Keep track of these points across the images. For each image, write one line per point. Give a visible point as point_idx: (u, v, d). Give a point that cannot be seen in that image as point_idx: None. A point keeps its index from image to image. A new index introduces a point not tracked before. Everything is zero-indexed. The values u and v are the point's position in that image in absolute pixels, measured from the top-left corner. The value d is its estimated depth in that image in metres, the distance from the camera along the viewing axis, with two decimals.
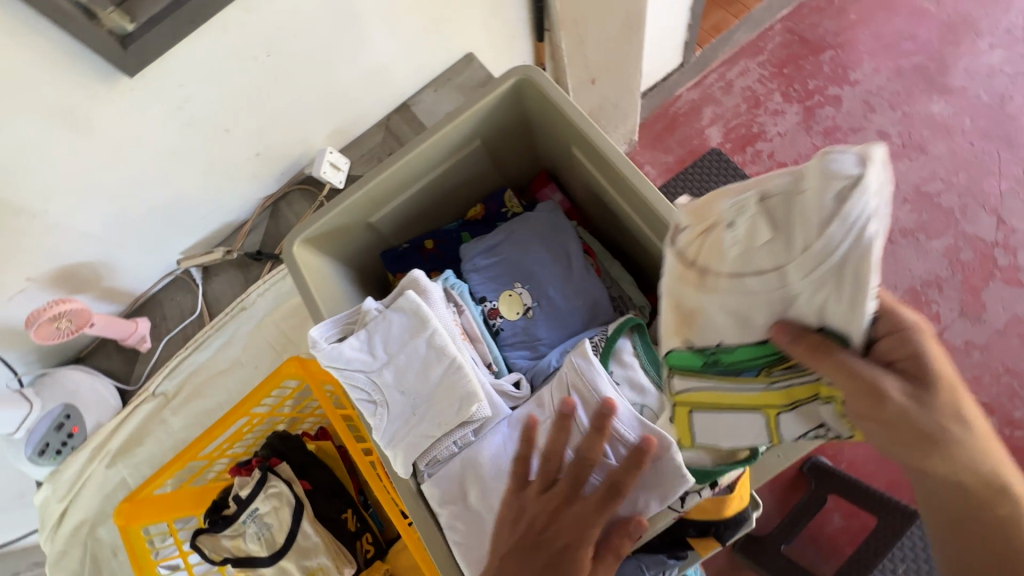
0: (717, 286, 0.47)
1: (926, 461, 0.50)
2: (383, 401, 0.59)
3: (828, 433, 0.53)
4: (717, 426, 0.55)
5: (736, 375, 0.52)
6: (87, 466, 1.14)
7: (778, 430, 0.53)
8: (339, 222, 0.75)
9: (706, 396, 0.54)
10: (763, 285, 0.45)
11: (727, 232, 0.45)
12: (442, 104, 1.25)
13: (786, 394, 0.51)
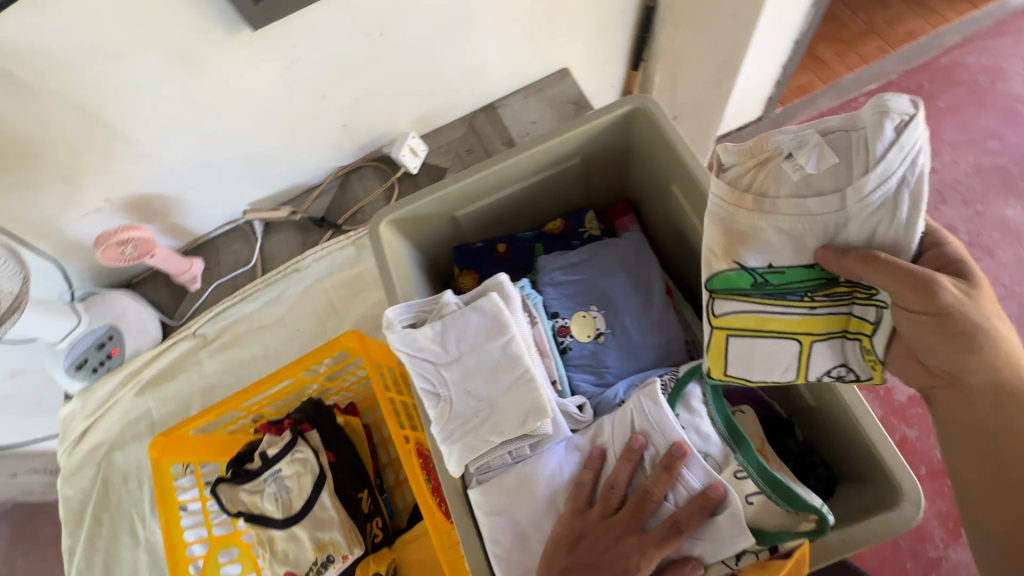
0: (781, 204, 0.50)
1: (967, 375, 0.50)
2: (447, 396, 0.59)
3: (847, 373, 0.56)
4: (752, 352, 0.57)
5: (781, 299, 0.55)
6: (118, 390, 1.16)
7: (805, 363, 0.57)
8: (427, 210, 0.75)
9: (746, 320, 0.56)
10: (827, 203, 0.49)
11: (793, 160, 0.50)
12: (528, 111, 1.26)
13: (824, 321, 0.55)
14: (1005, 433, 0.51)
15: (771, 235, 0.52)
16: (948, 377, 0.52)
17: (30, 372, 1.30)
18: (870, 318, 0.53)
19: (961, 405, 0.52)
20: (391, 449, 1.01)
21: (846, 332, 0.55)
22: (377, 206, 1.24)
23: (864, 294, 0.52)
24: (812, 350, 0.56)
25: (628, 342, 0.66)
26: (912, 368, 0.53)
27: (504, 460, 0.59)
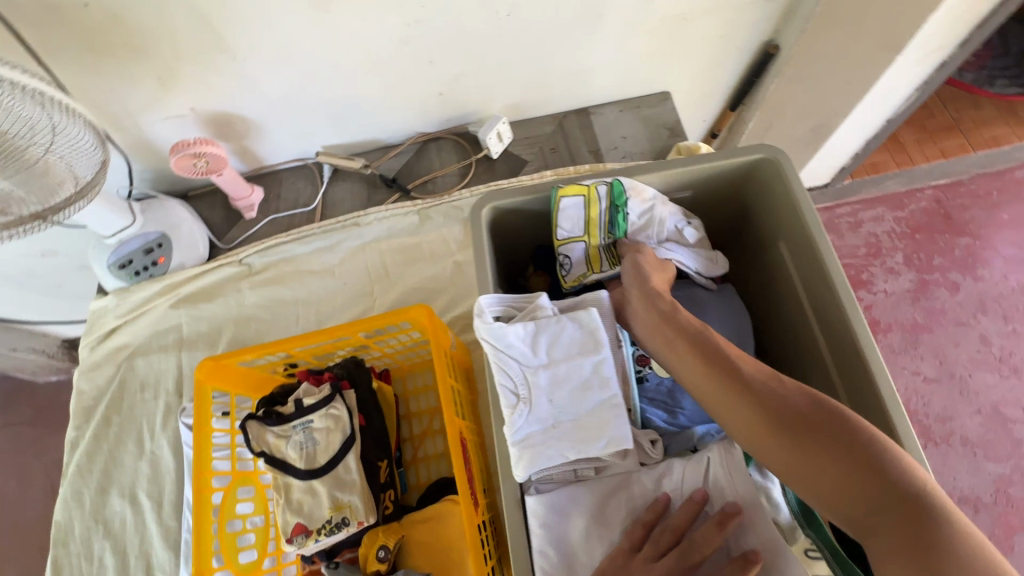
0: (664, 211, 0.72)
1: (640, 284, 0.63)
2: (527, 399, 0.58)
3: (565, 267, 0.73)
4: (574, 208, 0.70)
5: (611, 218, 0.71)
6: (154, 298, 1.14)
7: (566, 238, 0.71)
8: (529, 205, 0.74)
9: (593, 207, 0.71)
10: (667, 231, 0.72)
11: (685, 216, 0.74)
12: (620, 125, 1.24)
13: (598, 245, 0.72)
14: (667, 316, 0.59)
15: (647, 213, 0.72)
16: (629, 298, 0.64)
17: (63, 257, 1.29)
18: (603, 264, 0.72)
19: (638, 312, 0.62)
20: (414, 425, 1.01)
21: (591, 256, 0.72)
22: (449, 181, 1.22)
23: (613, 261, 0.72)
24: (576, 238, 0.71)
25: None
26: (619, 304, 0.65)
27: (567, 476, 0.58)
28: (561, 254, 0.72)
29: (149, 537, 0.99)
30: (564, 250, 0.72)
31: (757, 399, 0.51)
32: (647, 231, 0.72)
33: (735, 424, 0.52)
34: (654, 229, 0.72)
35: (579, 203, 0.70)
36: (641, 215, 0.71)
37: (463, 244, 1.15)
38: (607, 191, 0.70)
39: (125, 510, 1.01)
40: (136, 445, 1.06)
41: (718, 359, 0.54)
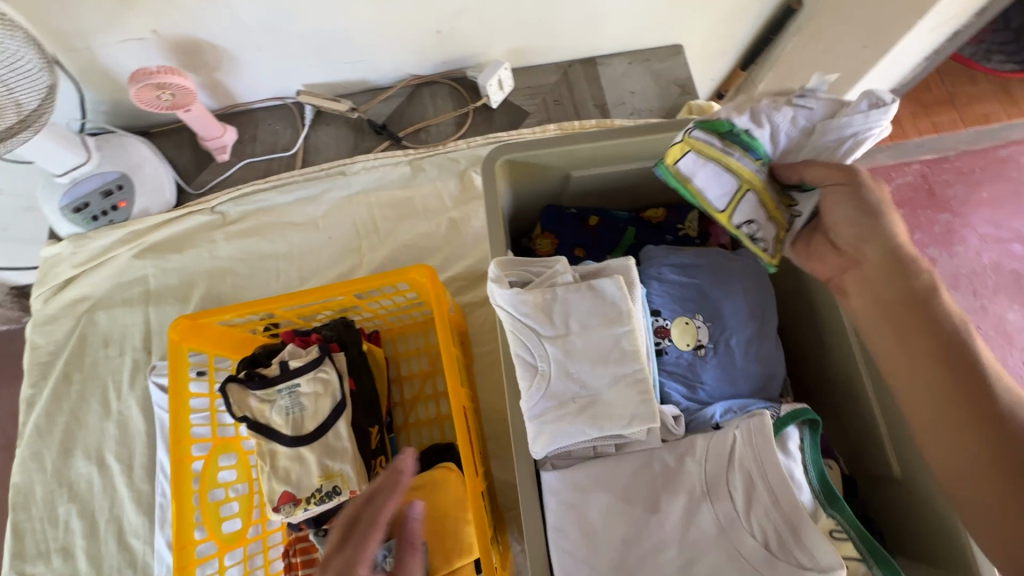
0: (776, 108, 0.56)
1: (868, 246, 0.51)
2: (546, 371, 0.53)
3: (758, 238, 0.59)
4: (704, 172, 0.58)
5: (746, 149, 0.57)
6: (116, 246, 1.04)
7: (732, 204, 0.58)
8: (546, 160, 0.67)
9: (714, 154, 0.57)
10: (800, 124, 0.56)
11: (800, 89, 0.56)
12: (628, 79, 1.17)
13: (756, 178, 0.57)
14: (909, 299, 0.49)
15: (760, 121, 0.57)
16: (856, 257, 0.52)
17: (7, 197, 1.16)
18: (782, 212, 0.59)
19: (864, 279, 0.52)
20: (405, 390, 0.96)
21: (767, 206, 0.58)
22: (443, 130, 1.14)
23: (785, 199, 0.59)
24: (745, 198, 0.58)
25: (729, 363, 0.61)
26: (828, 253, 0.55)
27: (585, 452, 0.55)
28: (739, 225, 0.59)
29: (119, 502, 0.93)
30: (740, 220, 0.58)
31: (1003, 441, 0.42)
32: (787, 140, 0.57)
33: (959, 459, 0.44)
34: (788, 133, 0.57)
35: (696, 160, 0.58)
36: (757, 125, 0.57)
37: (459, 200, 1.07)
38: (702, 131, 0.58)
39: (92, 472, 0.94)
40: (101, 405, 0.98)
41: (972, 375, 0.45)
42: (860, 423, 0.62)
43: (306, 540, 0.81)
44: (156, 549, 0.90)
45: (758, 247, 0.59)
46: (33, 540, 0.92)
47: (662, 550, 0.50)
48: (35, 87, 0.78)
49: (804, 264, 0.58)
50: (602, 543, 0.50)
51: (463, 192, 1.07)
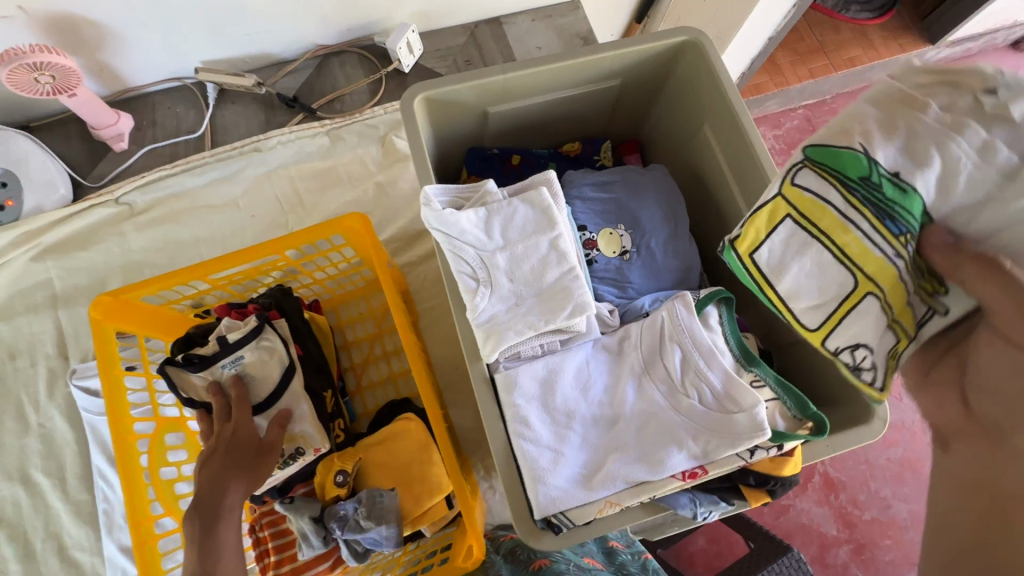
0: (954, 138, 0.37)
1: (1007, 435, 0.36)
2: (487, 281, 0.57)
3: (867, 370, 0.45)
4: (800, 249, 0.44)
5: (876, 220, 0.41)
6: (9, 250, 0.96)
7: (830, 319, 0.45)
8: (465, 96, 0.70)
9: (826, 226, 0.43)
10: (999, 163, 0.36)
11: (1000, 95, 0.36)
12: (534, 36, 1.21)
13: (879, 274, 0.42)
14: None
15: (926, 154, 0.38)
16: (992, 429, 0.37)
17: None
18: (915, 308, 0.43)
19: (978, 443, 0.38)
20: (354, 354, 0.96)
21: (893, 321, 0.44)
22: (357, 99, 1.13)
23: (928, 284, 0.42)
24: (857, 307, 0.43)
25: (652, 262, 0.68)
26: (951, 395, 0.40)
27: (534, 352, 0.58)
28: (839, 350, 0.45)
29: (56, 517, 0.87)
30: (841, 343, 0.45)
31: None
32: (969, 180, 0.37)
33: None
34: (979, 172, 0.37)
35: (793, 230, 0.44)
36: (919, 168, 0.39)
37: (383, 164, 1.07)
38: (817, 174, 0.43)
39: (17, 492, 0.87)
40: (17, 421, 0.90)
41: None
42: None
43: (272, 513, 0.82)
44: (107, 557, 0.85)
45: (865, 384, 0.46)
46: None
47: (613, 424, 0.56)
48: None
49: (911, 386, 0.45)
50: (559, 428, 0.55)
51: (386, 156, 1.08)
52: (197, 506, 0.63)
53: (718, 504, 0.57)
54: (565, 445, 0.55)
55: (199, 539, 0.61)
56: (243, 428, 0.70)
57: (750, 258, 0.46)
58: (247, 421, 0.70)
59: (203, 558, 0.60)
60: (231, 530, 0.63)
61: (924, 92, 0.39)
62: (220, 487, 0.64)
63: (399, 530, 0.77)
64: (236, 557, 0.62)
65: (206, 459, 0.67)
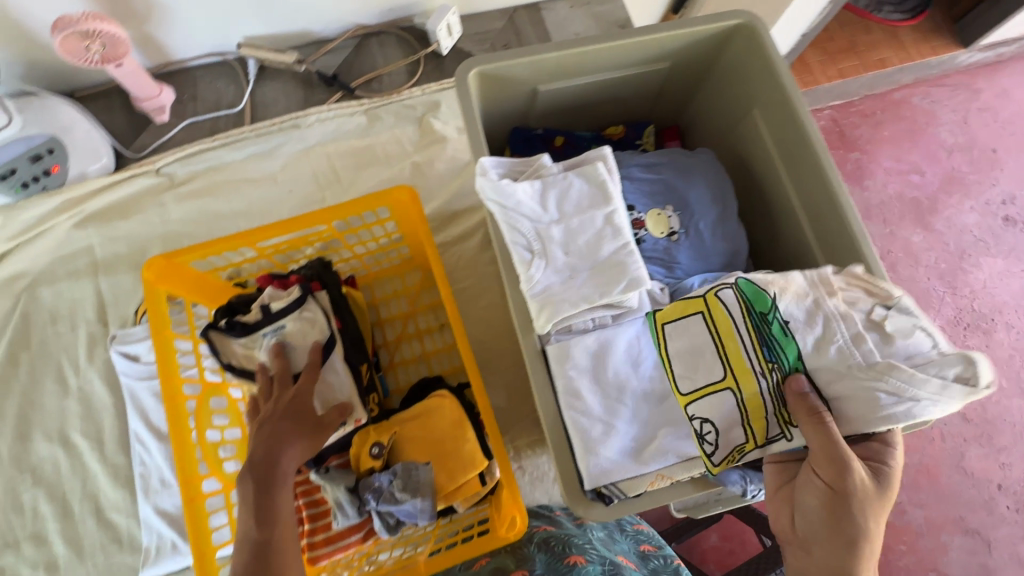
0: (840, 316, 0.51)
1: (817, 548, 0.48)
2: (542, 253, 0.57)
3: (710, 443, 0.52)
4: (694, 337, 0.54)
5: (759, 343, 0.51)
6: (53, 215, 0.97)
7: (702, 391, 0.53)
8: (517, 72, 0.70)
9: (721, 330, 0.53)
10: (858, 356, 0.49)
11: (883, 312, 0.50)
12: (572, 23, 1.21)
13: (749, 384, 0.51)
14: None
15: (817, 320, 0.51)
16: (806, 545, 0.49)
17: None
18: (770, 426, 0.52)
19: (803, 553, 0.49)
20: (387, 331, 0.97)
21: (747, 425, 0.52)
22: (396, 79, 1.13)
23: (784, 413, 0.51)
24: (718, 394, 0.52)
25: (700, 244, 0.68)
26: (786, 510, 0.51)
27: (585, 326, 0.58)
28: (694, 416, 0.53)
29: (93, 478, 0.88)
30: (697, 414, 0.52)
31: None
32: (838, 350, 0.50)
33: None
34: (846, 350, 0.49)
35: (702, 324, 0.54)
36: (809, 325, 0.51)
37: (420, 145, 1.08)
38: (736, 295, 0.53)
39: (56, 453, 0.89)
40: (58, 383, 0.92)
41: None
42: None
43: (307, 483, 0.83)
44: (142, 519, 0.85)
45: (705, 454, 0.52)
46: None
47: (664, 398, 0.56)
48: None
49: (764, 485, 0.55)
50: (610, 401, 0.55)
51: (423, 137, 1.08)
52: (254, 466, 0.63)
53: None
54: (616, 417, 0.55)
55: (256, 500, 0.61)
56: (301, 398, 0.70)
57: (660, 325, 0.55)
58: (306, 391, 0.71)
59: (260, 520, 0.61)
60: (286, 496, 0.63)
61: (843, 286, 0.53)
62: (278, 452, 0.65)
63: (433, 503, 0.77)
64: (289, 523, 0.63)
65: (269, 419, 0.68)
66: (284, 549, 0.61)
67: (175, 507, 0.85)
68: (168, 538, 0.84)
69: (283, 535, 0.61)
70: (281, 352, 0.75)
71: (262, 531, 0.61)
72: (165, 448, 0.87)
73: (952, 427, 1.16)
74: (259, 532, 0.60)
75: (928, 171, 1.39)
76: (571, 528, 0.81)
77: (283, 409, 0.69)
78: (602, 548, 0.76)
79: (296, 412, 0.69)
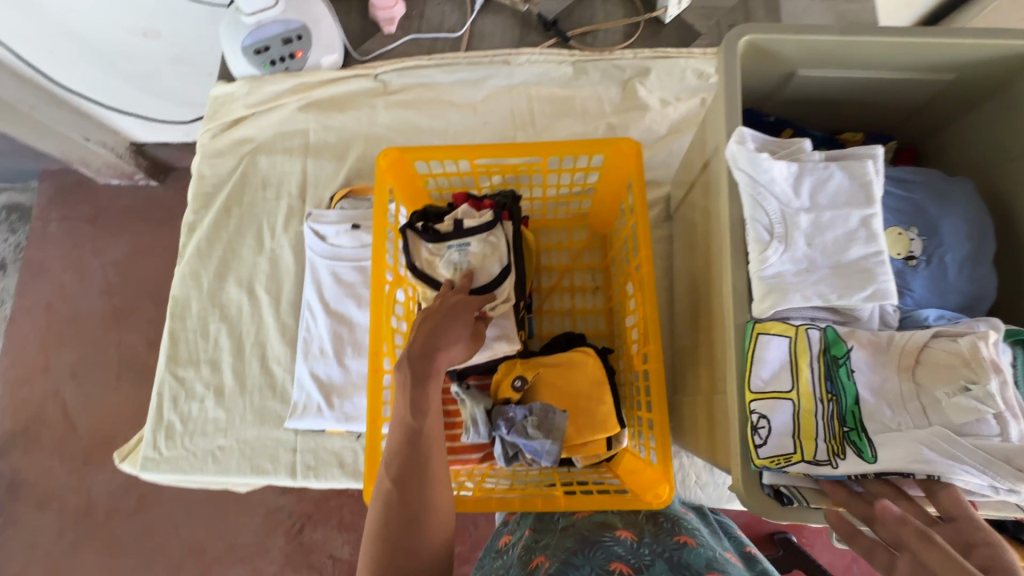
0: (903, 389, 0.49)
1: None
2: (783, 238, 0.55)
3: (759, 435, 0.53)
4: (775, 354, 0.53)
5: (825, 375, 0.52)
6: (286, 94, 1.08)
7: (768, 393, 0.53)
8: (787, 49, 0.66)
9: (802, 354, 0.53)
10: (908, 419, 0.49)
11: (970, 393, 0.46)
12: (811, 16, 1.11)
13: (807, 403, 0.52)
14: None
15: (880, 375, 0.50)
16: None
17: (168, 40, 1.12)
18: (819, 450, 0.51)
19: None
20: (543, 279, 0.98)
21: (799, 439, 0.52)
22: (610, 38, 1.12)
23: (834, 445, 0.51)
24: (775, 397, 0.53)
25: (941, 277, 0.61)
26: None
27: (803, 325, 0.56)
28: (752, 410, 0.54)
29: (265, 329, 1.00)
30: (757, 408, 0.53)
31: None
32: (886, 410, 0.49)
33: None
34: (895, 411, 0.49)
35: (786, 348, 0.53)
36: (868, 382, 0.50)
37: (619, 108, 1.06)
38: (819, 337, 0.53)
39: (242, 298, 1.02)
40: (255, 240, 1.05)
41: None
42: None
43: (445, 392, 0.88)
44: (297, 377, 0.96)
45: (751, 442, 0.53)
46: (185, 349, 1.00)
47: None
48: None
49: None
50: None
51: (624, 101, 1.06)
52: (410, 360, 0.66)
53: None
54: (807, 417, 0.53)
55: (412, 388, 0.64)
56: (462, 312, 0.74)
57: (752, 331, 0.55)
58: (465, 302, 0.75)
59: (413, 408, 0.63)
60: (436, 391, 0.66)
61: (929, 357, 0.49)
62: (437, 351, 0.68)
63: (560, 450, 0.79)
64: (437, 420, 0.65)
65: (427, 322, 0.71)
66: (431, 439, 0.63)
67: (326, 376, 0.95)
68: (315, 401, 0.94)
69: (433, 423, 0.63)
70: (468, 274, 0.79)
71: (416, 418, 0.63)
72: (330, 321, 0.97)
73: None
74: (414, 420, 0.63)
75: None
76: (681, 512, 0.75)
77: (443, 312, 0.72)
78: (710, 539, 0.68)
79: (453, 318, 0.72)
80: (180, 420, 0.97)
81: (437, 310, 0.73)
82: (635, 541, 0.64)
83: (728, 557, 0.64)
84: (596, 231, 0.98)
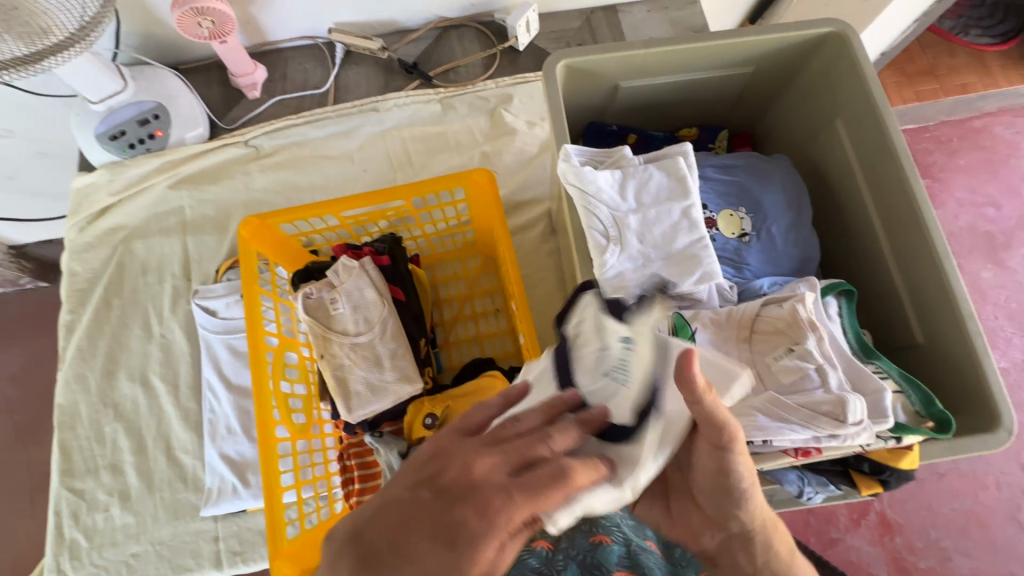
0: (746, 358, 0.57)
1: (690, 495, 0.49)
2: (618, 240, 0.59)
3: None
4: None
5: None
6: (153, 175, 1.06)
7: None
8: (602, 67, 0.72)
9: None
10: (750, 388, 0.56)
11: (792, 355, 0.55)
12: (650, 26, 1.21)
13: None
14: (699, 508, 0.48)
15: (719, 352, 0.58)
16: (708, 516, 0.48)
17: (18, 139, 1.08)
18: None
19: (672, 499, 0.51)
20: (444, 311, 1.00)
21: None
22: (472, 71, 1.17)
23: None
24: None
25: (772, 248, 0.68)
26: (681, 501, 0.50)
27: None
28: None
29: (166, 419, 0.96)
30: None
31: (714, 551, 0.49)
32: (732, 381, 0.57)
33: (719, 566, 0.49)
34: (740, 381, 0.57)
35: None
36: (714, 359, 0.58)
37: (490, 135, 1.11)
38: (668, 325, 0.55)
39: (136, 392, 0.97)
40: (143, 329, 1.01)
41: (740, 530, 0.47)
42: (886, 300, 0.69)
43: (360, 445, 0.84)
44: (207, 462, 0.92)
45: None
46: (81, 459, 0.94)
47: None
48: (70, 3, 0.73)
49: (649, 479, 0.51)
50: None
51: (494, 128, 1.11)
52: None
53: (827, 487, 0.60)
54: None
55: None
56: (452, 543, 0.35)
57: None
58: (484, 525, 0.35)
59: None
60: None
61: (763, 328, 0.57)
62: None
63: None
64: None
65: (371, 554, 0.35)
66: None
67: (238, 454, 0.92)
68: (229, 483, 0.90)
69: None
70: (540, 437, 0.40)
71: None
72: (234, 398, 0.94)
73: (1008, 476, 1.05)
74: None
75: (1006, 206, 1.21)
76: None
77: (428, 539, 0.35)
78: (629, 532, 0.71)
79: (414, 566, 0.34)
80: (84, 535, 0.91)
81: (423, 531, 0.35)
82: (549, 549, 0.66)
83: (645, 548, 0.67)
84: (487, 256, 1.00)
